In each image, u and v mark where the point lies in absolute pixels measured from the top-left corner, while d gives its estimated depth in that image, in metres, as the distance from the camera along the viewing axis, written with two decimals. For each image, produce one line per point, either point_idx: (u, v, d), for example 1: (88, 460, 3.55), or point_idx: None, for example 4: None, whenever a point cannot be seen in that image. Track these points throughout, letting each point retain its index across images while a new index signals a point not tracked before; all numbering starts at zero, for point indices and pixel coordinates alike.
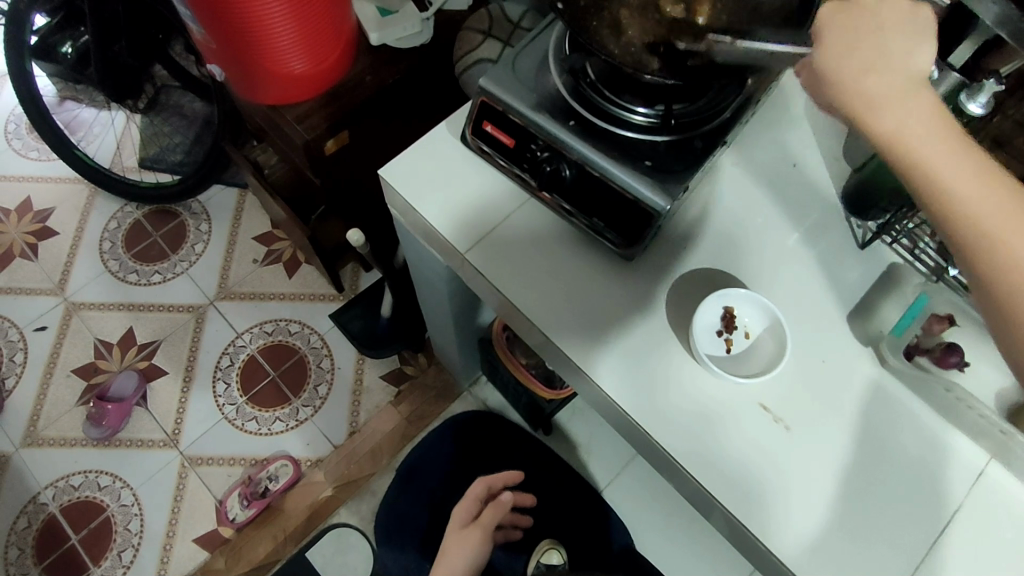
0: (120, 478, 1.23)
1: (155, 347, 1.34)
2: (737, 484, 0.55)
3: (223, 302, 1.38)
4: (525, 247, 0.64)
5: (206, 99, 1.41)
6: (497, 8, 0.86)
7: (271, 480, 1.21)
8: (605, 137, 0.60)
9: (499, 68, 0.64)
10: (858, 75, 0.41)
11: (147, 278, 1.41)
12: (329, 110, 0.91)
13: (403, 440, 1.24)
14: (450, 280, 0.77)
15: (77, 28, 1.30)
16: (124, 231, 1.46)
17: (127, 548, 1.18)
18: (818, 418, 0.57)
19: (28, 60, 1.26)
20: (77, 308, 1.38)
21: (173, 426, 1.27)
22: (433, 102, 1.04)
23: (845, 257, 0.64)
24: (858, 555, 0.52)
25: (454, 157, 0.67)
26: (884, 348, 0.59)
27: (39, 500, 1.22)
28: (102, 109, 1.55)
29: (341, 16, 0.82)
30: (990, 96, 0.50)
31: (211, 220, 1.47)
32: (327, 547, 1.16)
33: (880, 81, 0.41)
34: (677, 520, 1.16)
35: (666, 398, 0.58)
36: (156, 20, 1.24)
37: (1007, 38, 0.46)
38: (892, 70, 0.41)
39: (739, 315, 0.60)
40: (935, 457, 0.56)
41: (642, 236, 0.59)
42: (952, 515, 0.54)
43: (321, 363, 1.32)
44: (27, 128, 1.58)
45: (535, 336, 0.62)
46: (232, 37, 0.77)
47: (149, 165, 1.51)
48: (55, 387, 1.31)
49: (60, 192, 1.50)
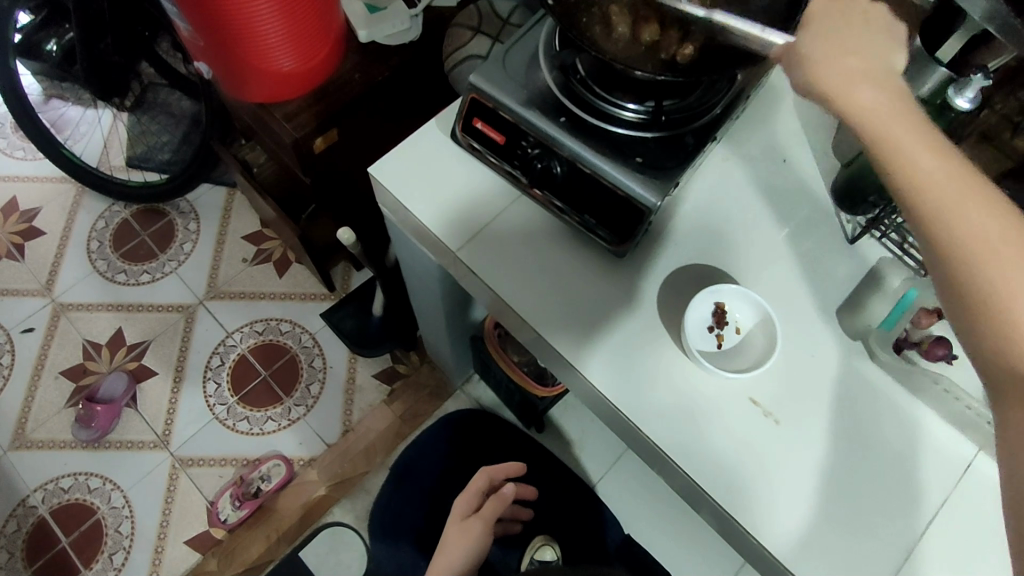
0: (111, 479, 1.22)
1: (145, 348, 1.33)
2: (728, 479, 0.55)
3: (213, 302, 1.37)
4: (515, 244, 0.63)
5: (193, 97, 1.40)
6: (486, 4, 0.85)
7: (264, 481, 1.21)
8: (597, 135, 0.60)
9: (489, 65, 0.63)
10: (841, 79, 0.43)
11: (136, 278, 1.40)
12: (318, 107, 0.90)
13: (396, 439, 1.23)
14: (442, 278, 0.77)
15: (62, 25, 1.29)
16: (112, 231, 1.44)
17: (118, 550, 1.17)
18: (806, 413, 0.57)
19: (13, 60, 1.24)
20: (65, 309, 1.37)
21: (164, 426, 1.26)
22: (424, 98, 1.03)
23: (835, 252, 0.64)
24: (848, 550, 0.52)
25: (444, 156, 0.67)
26: (872, 342, 0.59)
27: (29, 503, 1.21)
28: (89, 108, 1.53)
29: (330, 14, 0.82)
30: (977, 91, 0.52)
31: (200, 219, 1.45)
32: (320, 547, 1.16)
33: (859, 75, 0.43)
34: (669, 514, 1.16)
35: (657, 392, 0.58)
36: (142, 19, 1.23)
37: (996, 34, 0.47)
38: (858, 65, 0.44)
39: (731, 311, 0.60)
40: (923, 448, 0.56)
41: (633, 234, 0.59)
42: (941, 507, 0.54)
43: (313, 362, 1.31)
44: (12, 126, 1.56)
45: (528, 334, 0.62)
46: (219, 33, 0.76)
47: (137, 163, 1.50)
48: (44, 388, 1.30)
49: (46, 192, 1.49)
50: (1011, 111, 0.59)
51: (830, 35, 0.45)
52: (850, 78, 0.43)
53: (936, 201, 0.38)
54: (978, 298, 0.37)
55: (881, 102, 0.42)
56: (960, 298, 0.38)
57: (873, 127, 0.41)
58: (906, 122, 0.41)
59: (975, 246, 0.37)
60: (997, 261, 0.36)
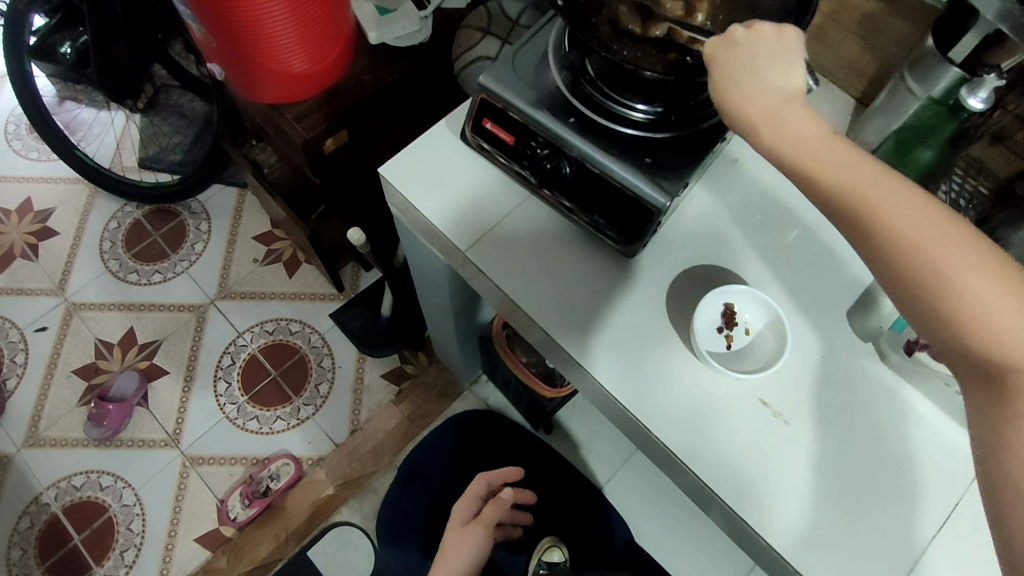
0: (122, 477, 1.23)
1: (156, 347, 1.34)
2: (737, 480, 0.55)
3: (223, 302, 1.38)
4: (524, 244, 0.63)
5: (205, 98, 1.41)
6: (495, 5, 0.86)
7: (273, 479, 1.21)
8: (606, 135, 0.60)
9: (498, 66, 0.64)
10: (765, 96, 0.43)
11: (148, 278, 1.41)
12: (328, 108, 0.91)
13: (404, 439, 1.24)
14: (451, 278, 0.77)
15: (76, 27, 1.30)
16: (124, 231, 1.46)
17: (129, 547, 1.18)
18: (816, 413, 0.57)
19: (27, 62, 1.25)
20: (78, 308, 1.38)
21: (174, 425, 1.27)
22: (433, 100, 1.04)
23: (846, 253, 0.64)
24: (856, 551, 0.52)
25: (455, 157, 0.67)
26: (884, 343, 0.59)
27: (41, 500, 1.22)
28: (102, 110, 1.55)
29: (341, 16, 0.82)
30: (990, 92, 0.52)
31: (211, 219, 1.47)
32: (329, 545, 1.17)
33: (772, 96, 0.43)
34: (677, 516, 1.16)
35: (666, 393, 0.58)
36: (155, 21, 1.24)
37: (1007, 32, 0.46)
38: (767, 92, 0.43)
39: (740, 311, 0.61)
40: (935, 450, 0.56)
41: (643, 234, 0.59)
42: (952, 511, 0.53)
43: (322, 362, 1.32)
44: (27, 128, 1.58)
45: (537, 335, 0.62)
46: (230, 35, 0.76)
47: (149, 164, 1.51)
48: (57, 387, 1.31)
49: (61, 192, 1.50)
50: None
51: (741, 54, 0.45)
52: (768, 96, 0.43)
53: (884, 217, 0.37)
54: (922, 278, 0.36)
55: (796, 135, 0.41)
56: (902, 284, 0.37)
57: (809, 153, 0.40)
58: (831, 151, 0.40)
59: (912, 233, 0.36)
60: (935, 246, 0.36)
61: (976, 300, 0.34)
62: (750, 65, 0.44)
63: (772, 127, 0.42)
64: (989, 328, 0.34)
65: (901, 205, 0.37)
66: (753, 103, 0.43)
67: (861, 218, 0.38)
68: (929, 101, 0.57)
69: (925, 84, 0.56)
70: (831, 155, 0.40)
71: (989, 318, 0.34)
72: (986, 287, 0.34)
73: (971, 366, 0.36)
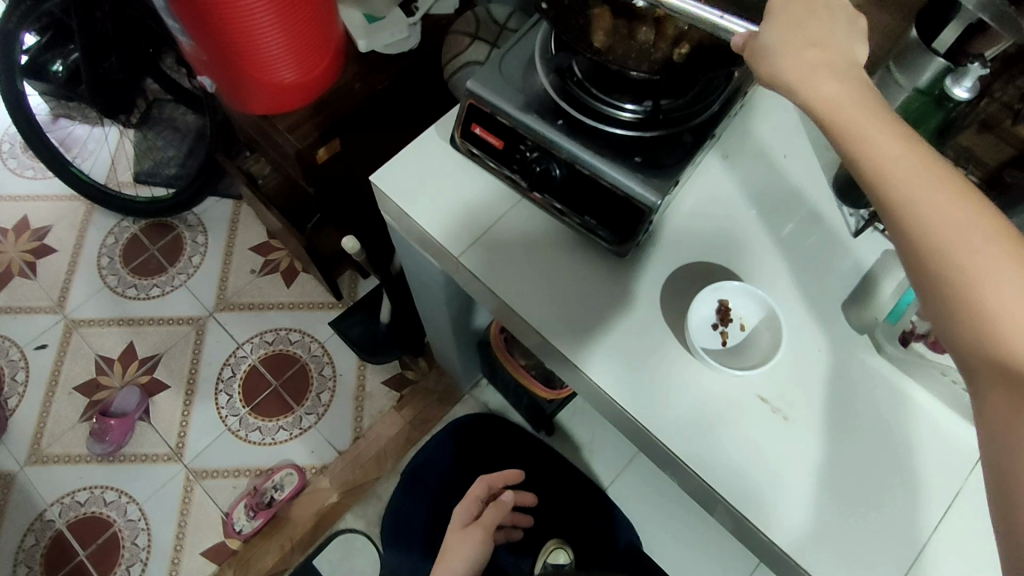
0: (126, 492, 1.23)
1: (156, 361, 1.35)
2: (737, 477, 0.55)
3: (222, 314, 1.38)
4: (518, 247, 0.64)
5: (197, 111, 1.42)
6: (483, 11, 0.86)
7: (277, 490, 1.21)
8: (594, 136, 0.60)
9: (486, 70, 0.64)
10: (809, 60, 0.42)
11: (146, 292, 1.41)
12: (320, 118, 0.92)
13: (406, 445, 1.24)
14: (447, 284, 0.77)
15: (67, 46, 1.31)
16: (122, 246, 1.46)
17: (135, 562, 1.18)
18: (814, 406, 0.57)
19: (20, 81, 1.25)
20: (77, 325, 1.38)
21: (177, 439, 1.27)
22: (424, 104, 1.04)
23: (834, 247, 0.64)
24: (857, 542, 0.52)
25: (447, 163, 0.67)
26: (880, 336, 0.59)
27: (46, 517, 1.22)
28: (96, 125, 1.56)
29: (329, 26, 0.82)
30: (974, 81, 0.52)
31: (207, 232, 1.47)
32: (334, 554, 1.17)
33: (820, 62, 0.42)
34: (681, 516, 1.16)
35: (667, 394, 0.58)
36: (146, 35, 1.25)
37: (991, 23, 0.47)
38: (820, 55, 0.43)
39: (734, 308, 0.60)
40: (933, 440, 0.56)
41: (634, 233, 0.59)
42: (951, 503, 0.53)
43: (323, 371, 1.32)
44: (22, 147, 1.59)
45: (533, 337, 0.62)
46: (219, 48, 0.76)
47: (144, 179, 1.51)
48: (58, 404, 1.31)
49: (57, 210, 1.51)
50: (1011, 99, 0.58)
51: (788, 25, 0.44)
52: (808, 68, 0.42)
53: (910, 190, 0.37)
54: (950, 285, 0.36)
55: (846, 107, 0.40)
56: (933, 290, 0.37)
57: (840, 123, 0.40)
58: (871, 119, 0.39)
59: (934, 241, 0.36)
60: (967, 254, 0.35)
61: (980, 285, 0.35)
62: (798, 34, 0.44)
63: (827, 86, 0.41)
64: (987, 314, 0.35)
65: (940, 201, 0.36)
66: (798, 62, 0.43)
67: (884, 190, 0.38)
68: (915, 92, 0.56)
69: (910, 75, 0.56)
70: (872, 135, 0.39)
71: (1008, 331, 0.34)
72: (993, 271, 0.35)
73: (989, 372, 0.35)
